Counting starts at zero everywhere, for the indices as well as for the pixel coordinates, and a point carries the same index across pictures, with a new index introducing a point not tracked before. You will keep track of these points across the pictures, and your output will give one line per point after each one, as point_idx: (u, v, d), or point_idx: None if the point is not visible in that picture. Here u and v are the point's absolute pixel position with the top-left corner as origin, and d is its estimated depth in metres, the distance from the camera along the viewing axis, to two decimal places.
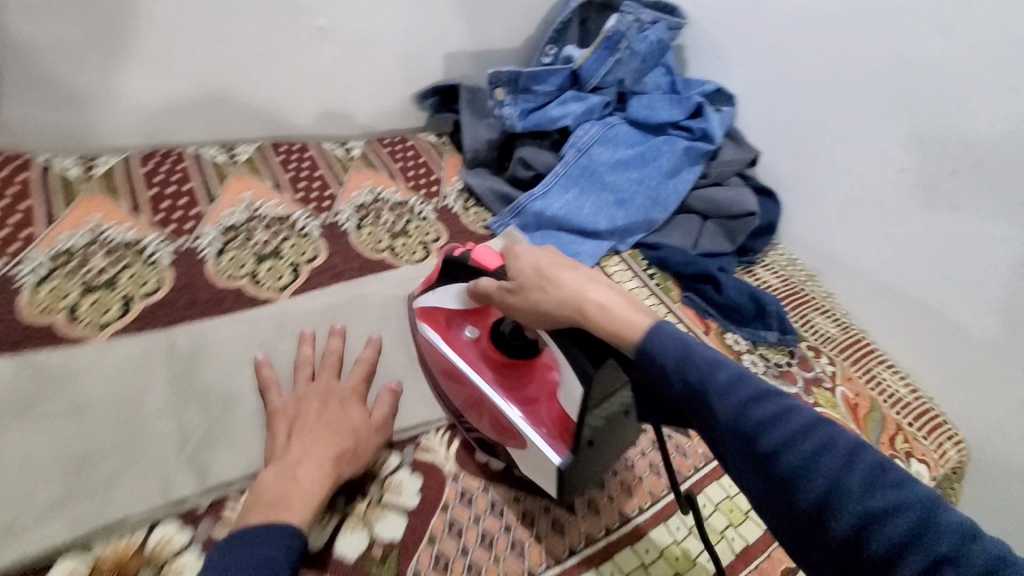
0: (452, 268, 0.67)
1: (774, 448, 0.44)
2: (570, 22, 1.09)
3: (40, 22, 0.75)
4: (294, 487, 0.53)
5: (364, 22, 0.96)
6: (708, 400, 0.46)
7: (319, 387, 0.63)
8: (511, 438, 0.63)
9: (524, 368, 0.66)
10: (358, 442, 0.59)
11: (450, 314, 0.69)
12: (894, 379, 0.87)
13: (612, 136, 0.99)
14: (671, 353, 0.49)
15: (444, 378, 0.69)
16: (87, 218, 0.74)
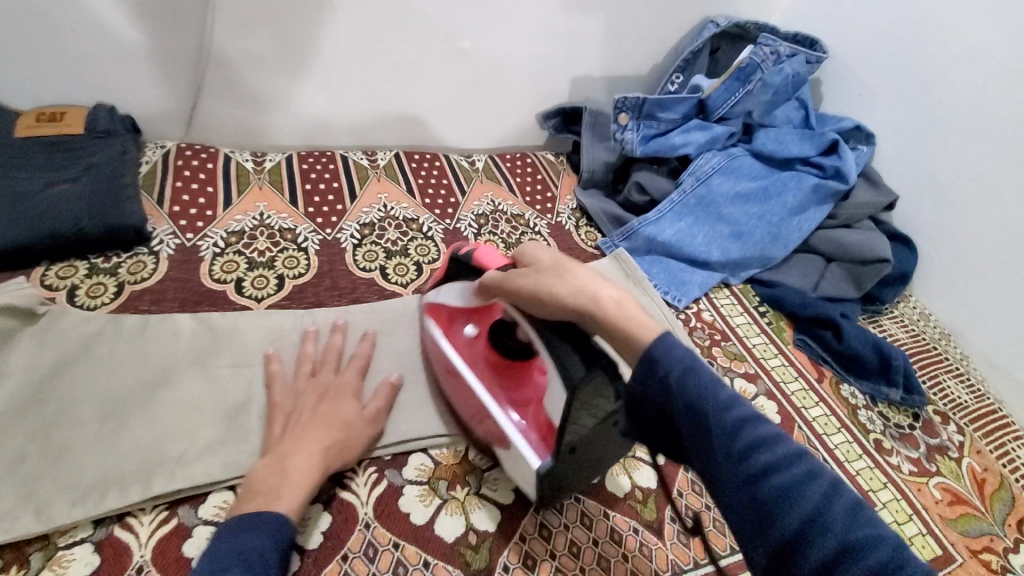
0: (456, 267, 0.69)
1: (763, 475, 0.44)
2: (701, 51, 1.09)
3: (241, 37, 0.88)
4: (284, 478, 0.54)
5: (504, 46, 1.03)
6: (704, 420, 0.46)
7: (318, 382, 0.63)
8: (495, 434, 0.62)
9: (521, 371, 0.66)
10: (349, 435, 0.59)
11: (453, 312, 0.70)
12: (963, 391, 0.84)
13: (734, 167, 0.98)
14: (670, 360, 0.49)
15: (443, 378, 0.68)
16: (255, 206, 0.87)
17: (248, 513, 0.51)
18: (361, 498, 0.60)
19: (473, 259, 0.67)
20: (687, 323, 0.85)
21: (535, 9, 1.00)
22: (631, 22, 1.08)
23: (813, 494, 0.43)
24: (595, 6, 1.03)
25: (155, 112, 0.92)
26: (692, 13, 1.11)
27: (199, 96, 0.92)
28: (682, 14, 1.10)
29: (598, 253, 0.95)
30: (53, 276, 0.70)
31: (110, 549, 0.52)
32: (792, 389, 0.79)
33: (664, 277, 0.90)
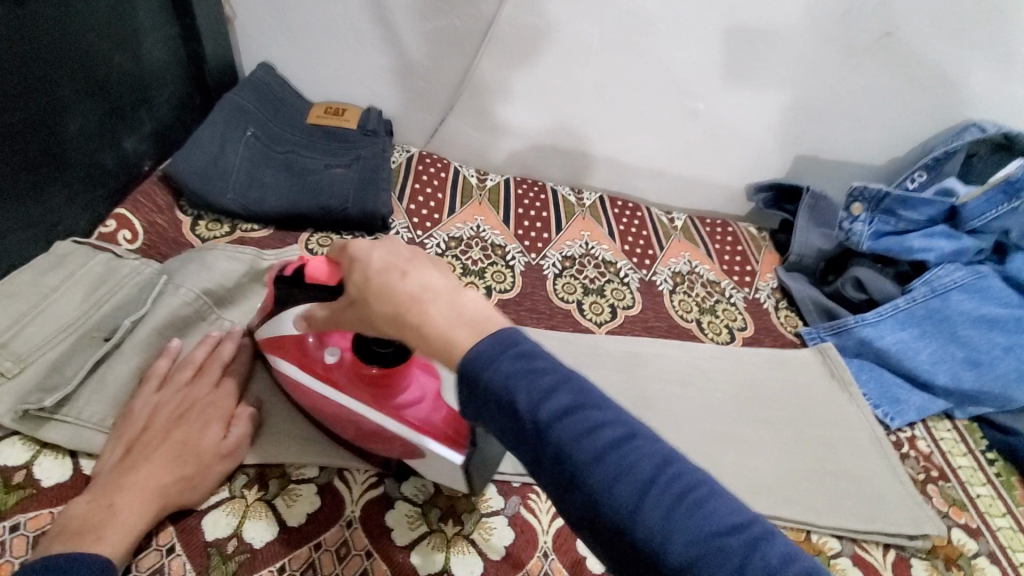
0: (286, 288, 0.53)
1: (631, 510, 0.33)
2: (957, 152, 0.98)
3: (499, 68, 0.98)
4: (110, 518, 0.45)
5: (736, 112, 1.02)
6: (577, 465, 0.34)
7: (177, 396, 0.54)
8: (407, 452, 0.53)
9: (391, 383, 0.53)
10: (199, 471, 0.50)
11: (299, 338, 0.55)
12: None
13: (981, 287, 0.87)
14: (527, 384, 0.35)
15: (312, 408, 0.57)
16: (473, 219, 0.93)
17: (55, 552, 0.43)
18: (540, 522, 0.56)
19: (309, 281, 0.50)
20: (899, 448, 0.76)
21: (776, 82, 0.98)
22: (876, 111, 1.02)
23: (710, 529, 0.32)
24: (843, 89, 0.99)
25: (409, 122, 1.06)
26: (953, 112, 1.01)
27: (448, 113, 1.04)
28: (943, 112, 1.01)
29: (799, 342, 0.88)
30: (314, 243, 0.81)
31: (329, 495, 0.54)
32: (1020, 559, 0.68)
33: (875, 389, 0.81)
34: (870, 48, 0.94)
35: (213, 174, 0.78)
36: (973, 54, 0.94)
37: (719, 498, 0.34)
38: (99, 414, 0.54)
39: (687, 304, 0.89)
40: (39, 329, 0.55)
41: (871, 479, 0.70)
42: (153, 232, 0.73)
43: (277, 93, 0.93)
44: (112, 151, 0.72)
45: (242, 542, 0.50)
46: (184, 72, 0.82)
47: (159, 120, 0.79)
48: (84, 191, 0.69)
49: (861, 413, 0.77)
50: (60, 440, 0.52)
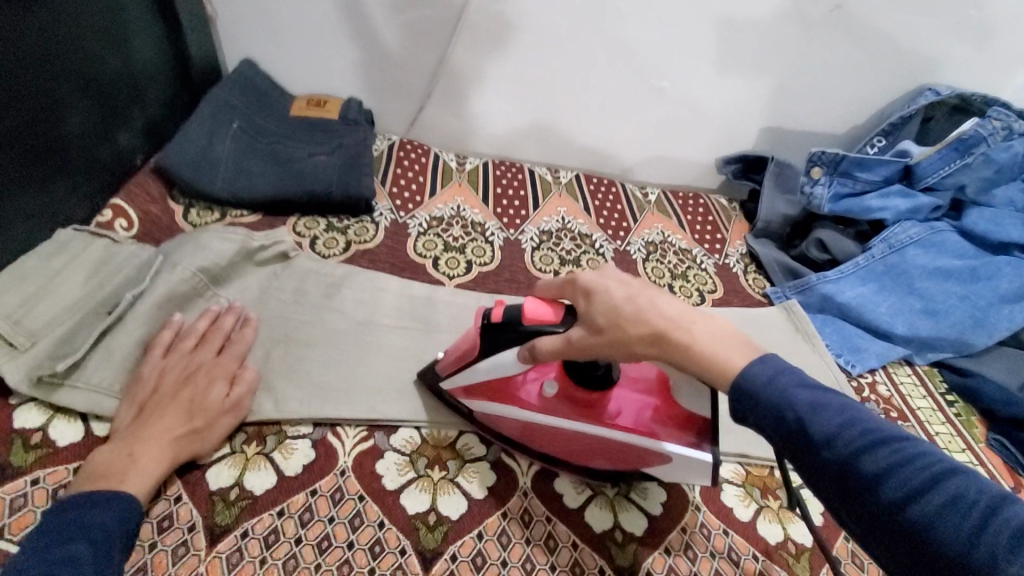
0: (499, 332, 0.55)
1: (877, 481, 0.39)
2: (912, 117, 1.04)
3: (474, 55, 1.02)
4: (131, 464, 0.51)
5: (703, 88, 1.07)
6: (801, 420, 0.43)
7: (183, 361, 0.59)
8: (645, 461, 0.56)
9: (601, 401, 0.56)
10: (206, 424, 0.56)
11: (509, 381, 0.57)
12: None
13: (936, 241, 0.91)
14: (762, 372, 0.46)
15: (539, 442, 0.59)
16: (453, 199, 0.98)
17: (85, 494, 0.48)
18: (520, 466, 0.61)
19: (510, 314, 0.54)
20: (860, 392, 0.81)
21: (740, 57, 1.03)
22: (836, 82, 1.06)
23: (952, 490, 0.38)
24: (803, 61, 1.03)
25: (389, 111, 1.10)
26: (907, 79, 1.06)
27: (427, 101, 1.08)
28: (898, 78, 1.06)
29: (766, 301, 0.93)
30: (301, 226, 0.85)
31: (322, 448, 0.59)
32: None
33: (837, 339, 0.86)
34: (825, 22, 0.99)
35: (202, 164, 0.82)
36: (923, 23, 0.99)
37: (921, 455, 0.39)
38: (106, 381, 0.58)
39: (660, 270, 0.94)
40: (45, 308, 0.60)
41: None
42: (148, 220, 0.77)
43: (261, 88, 0.97)
44: (108, 145, 0.76)
45: (243, 490, 0.55)
46: (172, 70, 0.86)
47: (150, 116, 0.83)
48: (83, 183, 0.73)
49: (823, 360, 0.83)
50: (71, 406, 0.56)
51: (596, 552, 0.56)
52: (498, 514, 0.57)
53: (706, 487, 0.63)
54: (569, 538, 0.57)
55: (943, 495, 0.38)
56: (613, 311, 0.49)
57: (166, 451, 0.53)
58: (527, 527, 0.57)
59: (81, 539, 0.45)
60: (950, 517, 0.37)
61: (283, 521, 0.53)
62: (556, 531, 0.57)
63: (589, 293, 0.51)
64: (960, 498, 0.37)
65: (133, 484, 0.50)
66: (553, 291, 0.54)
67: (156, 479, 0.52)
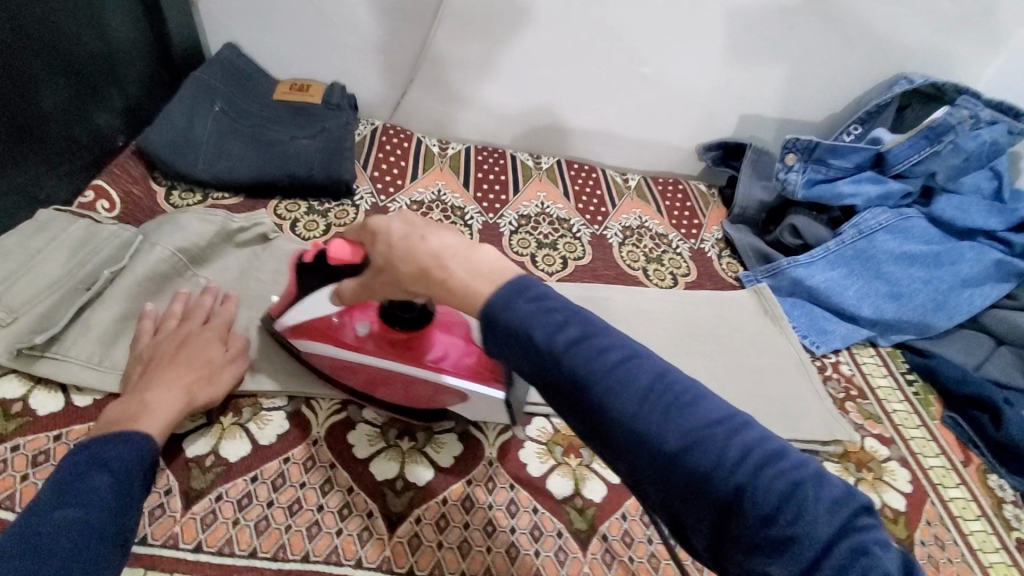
0: (321, 271, 0.57)
1: (678, 447, 0.34)
2: (889, 104, 1.06)
3: (454, 41, 1.03)
4: (143, 409, 0.53)
5: (681, 76, 1.08)
6: (574, 371, 0.36)
7: (179, 329, 0.61)
8: (449, 397, 0.60)
9: (416, 342, 0.59)
10: (214, 374, 0.58)
11: (328, 322, 0.59)
12: None
13: (904, 227, 0.94)
14: (539, 318, 0.38)
15: (337, 372, 0.62)
16: (435, 183, 1.00)
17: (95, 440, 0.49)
18: (487, 437, 0.64)
19: (327, 260, 0.55)
20: (822, 372, 0.83)
21: (718, 44, 1.04)
22: (813, 70, 1.08)
23: (720, 436, 0.34)
24: (780, 48, 1.05)
25: (373, 97, 1.11)
26: (883, 67, 1.07)
27: (410, 86, 1.09)
28: (875, 66, 1.07)
29: (738, 285, 0.96)
30: (283, 209, 0.87)
31: (295, 418, 0.61)
32: (931, 463, 0.75)
33: (804, 322, 0.88)
34: (801, 9, 1.00)
35: (184, 146, 0.83)
36: (897, 11, 1.00)
37: (712, 410, 0.35)
38: (85, 352, 0.60)
39: (635, 254, 0.96)
40: (30, 285, 0.62)
41: (797, 397, 0.78)
42: (130, 201, 0.79)
43: (245, 73, 0.98)
44: (85, 125, 0.77)
45: (219, 458, 0.57)
46: (152, 51, 0.87)
47: (129, 97, 0.84)
48: (61, 162, 0.74)
49: (788, 338, 0.85)
50: (52, 376, 0.58)
51: (555, 515, 0.59)
52: (463, 481, 0.60)
53: None
54: (530, 504, 0.60)
55: (712, 444, 0.33)
56: (409, 255, 0.44)
57: (177, 400, 0.55)
58: (490, 493, 0.60)
59: (102, 471, 0.47)
60: (731, 469, 0.33)
61: (256, 486, 0.56)
62: (518, 497, 0.60)
63: (376, 234, 0.48)
64: (764, 456, 0.33)
65: (147, 425, 0.52)
66: (352, 233, 0.51)
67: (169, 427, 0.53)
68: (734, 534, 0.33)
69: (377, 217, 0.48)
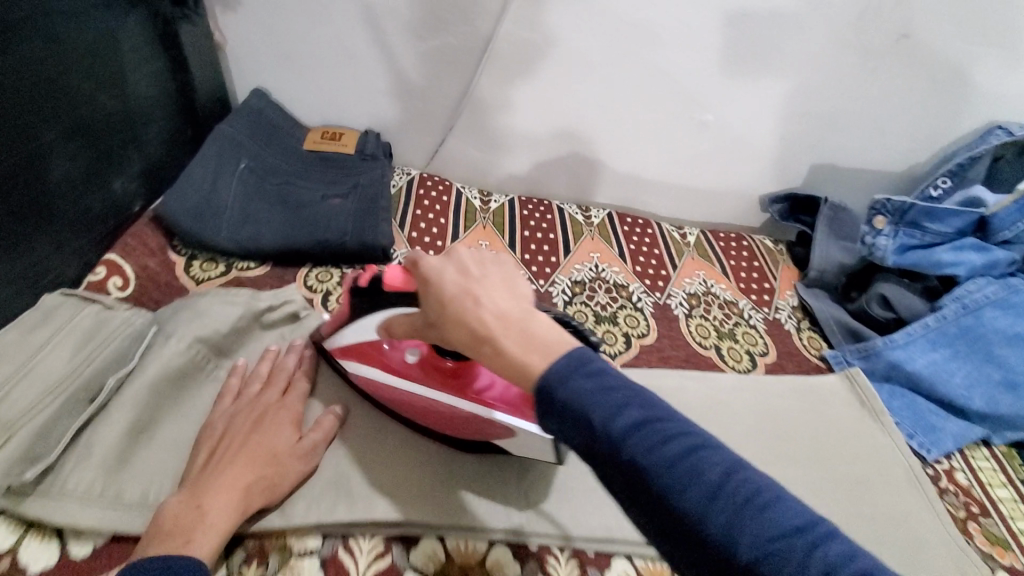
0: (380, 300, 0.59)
1: (709, 522, 0.32)
2: (980, 158, 0.94)
3: (499, 87, 0.94)
4: (199, 520, 0.48)
5: (747, 123, 0.98)
6: (632, 459, 0.34)
7: (254, 403, 0.58)
8: (491, 433, 0.58)
9: (464, 373, 0.60)
10: (277, 468, 0.54)
11: (377, 343, 0.62)
12: None
13: (1016, 302, 0.81)
14: (596, 398, 0.36)
15: (393, 405, 0.62)
16: (478, 244, 0.90)
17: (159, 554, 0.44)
18: None
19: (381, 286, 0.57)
20: (935, 481, 0.72)
21: (791, 89, 0.94)
22: (897, 117, 0.97)
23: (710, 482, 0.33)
24: (861, 93, 0.94)
25: (408, 144, 1.02)
26: (976, 113, 0.95)
27: (448, 133, 1.00)
28: (967, 115, 0.96)
29: (823, 366, 0.84)
30: (313, 279, 0.78)
31: (333, 568, 0.54)
32: None
33: (908, 417, 0.76)
34: (887, 52, 0.89)
35: (206, 213, 0.75)
36: (1001, 52, 0.88)
37: (711, 459, 0.34)
38: (86, 481, 0.51)
39: (704, 329, 0.85)
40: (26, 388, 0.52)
41: (917, 539, 0.65)
42: (146, 276, 0.71)
43: (273, 122, 0.90)
44: (100, 194, 0.69)
45: None
46: (175, 106, 0.79)
47: (149, 157, 0.76)
48: (71, 241, 0.66)
49: (896, 446, 0.73)
50: (43, 519, 0.49)
51: None
52: None
53: None
54: None
55: (780, 539, 0.31)
56: (458, 319, 0.43)
57: (235, 497, 0.50)
58: None
59: None
60: (717, 504, 0.32)
61: None
62: None
63: (427, 281, 0.47)
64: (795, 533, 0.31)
65: (200, 544, 0.47)
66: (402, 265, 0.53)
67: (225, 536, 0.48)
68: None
69: (426, 263, 0.47)
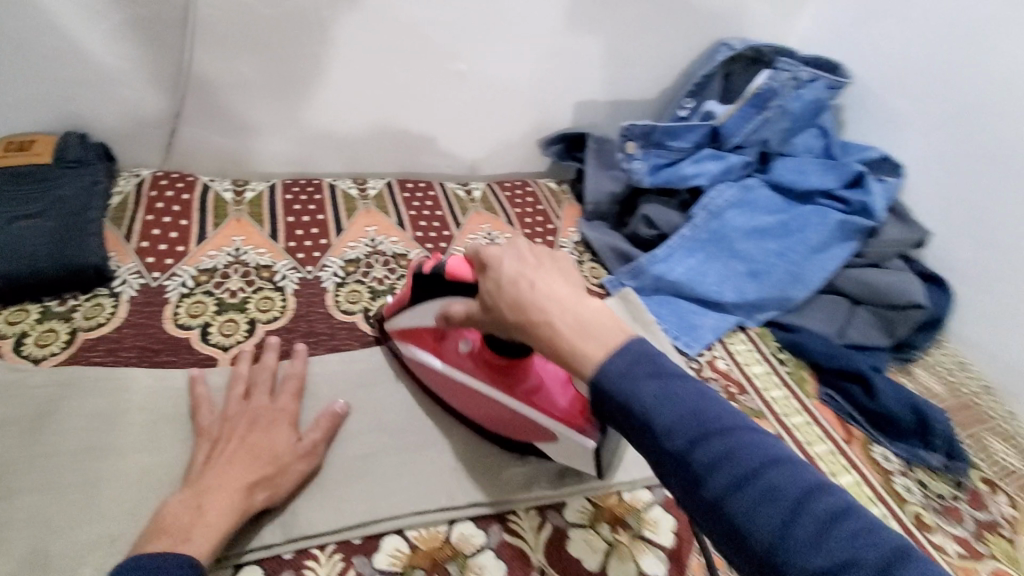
0: (430, 288, 0.60)
1: (769, 529, 0.34)
2: (712, 76, 1.03)
3: (225, 63, 0.83)
4: (200, 518, 0.49)
5: (503, 69, 0.97)
6: (664, 437, 0.38)
7: (252, 406, 0.59)
8: (545, 437, 0.60)
9: (518, 370, 0.60)
10: (278, 470, 0.55)
11: (435, 331, 0.64)
12: (1011, 453, 0.74)
13: (749, 200, 0.90)
14: (666, 400, 0.39)
15: (445, 390, 0.65)
16: (230, 240, 0.80)
17: (151, 553, 0.45)
18: None
19: (444, 277, 0.57)
20: (700, 372, 0.78)
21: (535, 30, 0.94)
22: (635, 49, 1.02)
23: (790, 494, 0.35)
24: (599, 26, 0.97)
25: (133, 141, 0.87)
26: (702, 34, 1.03)
27: (178, 121, 0.87)
28: (694, 37, 1.03)
29: (603, 292, 0.88)
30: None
31: None
32: (818, 451, 0.70)
33: (674, 321, 0.83)
34: None
35: None
36: None
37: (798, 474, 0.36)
38: None
39: None
40: None
41: None
42: None
43: None
44: None
45: None
46: None
47: None
48: None
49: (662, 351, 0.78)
50: None
51: None
52: None
53: (550, 540, 0.59)
54: None
55: (842, 542, 0.33)
56: (517, 304, 0.46)
57: (237, 499, 0.51)
58: None
59: None
60: (740, 489, 0.36)
61: None
62: None
63: (486, 266, 0.50)
64: (849, 535, 0.33)
65: (195, 544, 0.47)
66: (469, 256, 0.53)
67: (218, 540, 0.49)
68: (746, 548, 0.35)
69: (491, 253, 0.49)
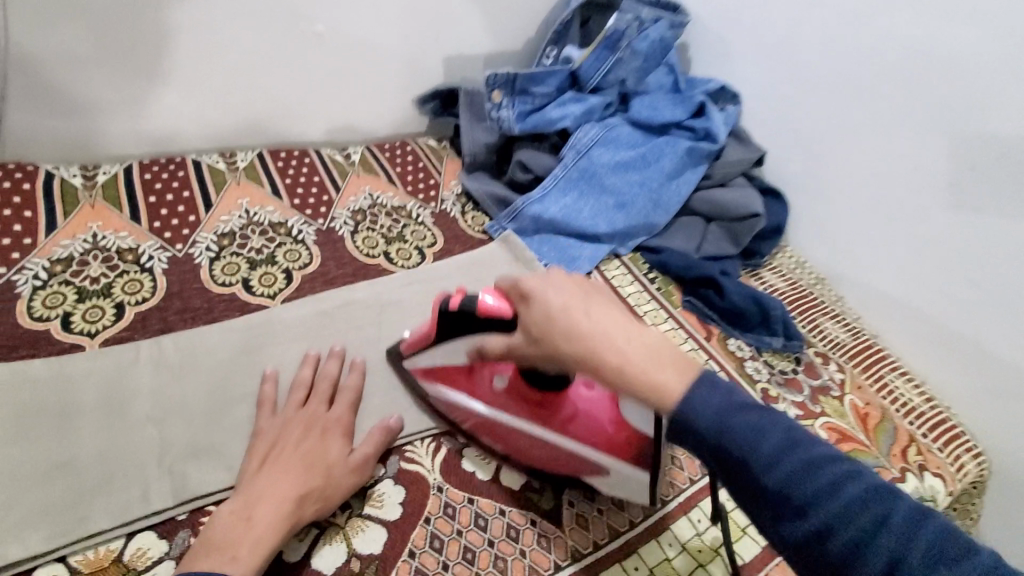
0: (456, 322, 0.61)
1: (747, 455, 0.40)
2: (571, 22, 1.07)
3: (47, 35, 0.76)
4: (247, 531, 0.52)
5: (362, 27, 0.95)
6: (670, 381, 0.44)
7: (307, 414, 0.61)
8: (578, 468, 0.61)
9: (552, 402, 0.61)
10: (328, 484, 0.57)
11: (469, 366, 0.65)
12: (838, 328, 0.88)
13: (612, 137, 0.97)
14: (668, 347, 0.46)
15: (458, 418, 0.67)
16: (86, 227, 0.76)
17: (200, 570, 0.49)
18: None
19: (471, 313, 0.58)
20: None
21: None
22: None
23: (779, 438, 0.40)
24: None
25: None
26: None
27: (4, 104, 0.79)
28: None
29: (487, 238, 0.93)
30: None
31: None
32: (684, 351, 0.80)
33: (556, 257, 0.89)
34: None
35: None
36: None
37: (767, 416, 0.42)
38: None
39: (371, 240, 0.86)
40: None
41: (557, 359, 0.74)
42: None
43: None
44: None
45: None
46: None
47: None
48: None
49: None
50: None
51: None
52: None
53: (445, 460, 0.65)
54: None
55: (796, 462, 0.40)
56: (573, 336, 0.48)
57: (284, 509, 0.54)
58: None
59: None
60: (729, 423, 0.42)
61: None
62: None
63: (529, 298, 0.51)
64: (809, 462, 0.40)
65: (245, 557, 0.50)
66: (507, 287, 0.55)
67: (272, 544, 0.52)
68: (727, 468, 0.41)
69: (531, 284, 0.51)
